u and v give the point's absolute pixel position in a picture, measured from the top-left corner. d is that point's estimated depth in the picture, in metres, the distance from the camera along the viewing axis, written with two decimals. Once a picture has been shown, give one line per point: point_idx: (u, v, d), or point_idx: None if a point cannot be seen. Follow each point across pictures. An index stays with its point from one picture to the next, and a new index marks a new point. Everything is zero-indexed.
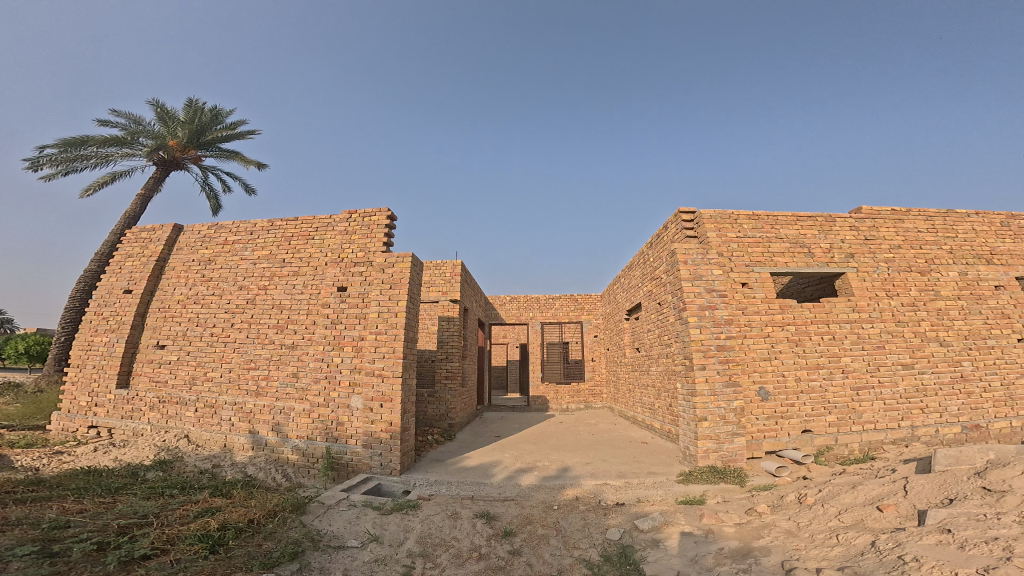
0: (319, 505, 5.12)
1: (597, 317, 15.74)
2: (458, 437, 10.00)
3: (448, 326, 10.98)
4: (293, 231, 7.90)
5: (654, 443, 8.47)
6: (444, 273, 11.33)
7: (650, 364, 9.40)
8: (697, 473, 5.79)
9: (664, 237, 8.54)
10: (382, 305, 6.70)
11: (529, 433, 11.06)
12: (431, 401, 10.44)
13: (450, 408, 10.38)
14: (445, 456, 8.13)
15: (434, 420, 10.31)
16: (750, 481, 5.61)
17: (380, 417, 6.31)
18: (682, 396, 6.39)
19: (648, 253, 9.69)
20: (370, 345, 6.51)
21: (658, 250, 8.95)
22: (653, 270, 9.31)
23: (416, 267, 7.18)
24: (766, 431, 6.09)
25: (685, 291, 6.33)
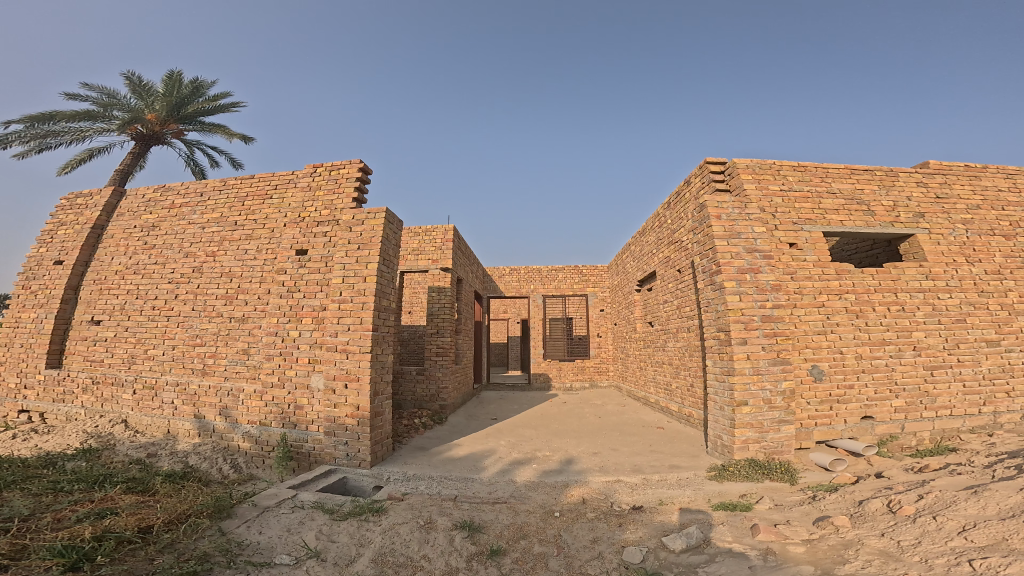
0: (251, 508, 4.11)
1: (604, 292, 14.56)
2: (450, 420, 8.95)
3: (439, 297, 9.67)
4: (249, 191, 6.71)
5: (672, 430, 7.38)
6: (435, 239, 10.07)
7: (667, 341, 8.24)
8: (733, 468, 4.73)
9: (688, 194, 7.25)
10: (347, 269, 5.45)
11: (529, 416, 10.01)
12: (420, 380, 9.36)
13: (441, 389, 9.30)
14: (431, 444, 7.06)
15: (424, 402, 9.27)
16: (803, 478, 4.50)
17: (346, 400, 5.19)
18: (712, 377, 5.24)
19: (665, 216, 8.43)
20: (332, 315, 5.30)
21: (679, 211, 7.66)
22: (671, 235, 8.06)
23: (391, 225, 5.94)
24: (819, 416, 4.98)
25: (719, 251, 5.09)
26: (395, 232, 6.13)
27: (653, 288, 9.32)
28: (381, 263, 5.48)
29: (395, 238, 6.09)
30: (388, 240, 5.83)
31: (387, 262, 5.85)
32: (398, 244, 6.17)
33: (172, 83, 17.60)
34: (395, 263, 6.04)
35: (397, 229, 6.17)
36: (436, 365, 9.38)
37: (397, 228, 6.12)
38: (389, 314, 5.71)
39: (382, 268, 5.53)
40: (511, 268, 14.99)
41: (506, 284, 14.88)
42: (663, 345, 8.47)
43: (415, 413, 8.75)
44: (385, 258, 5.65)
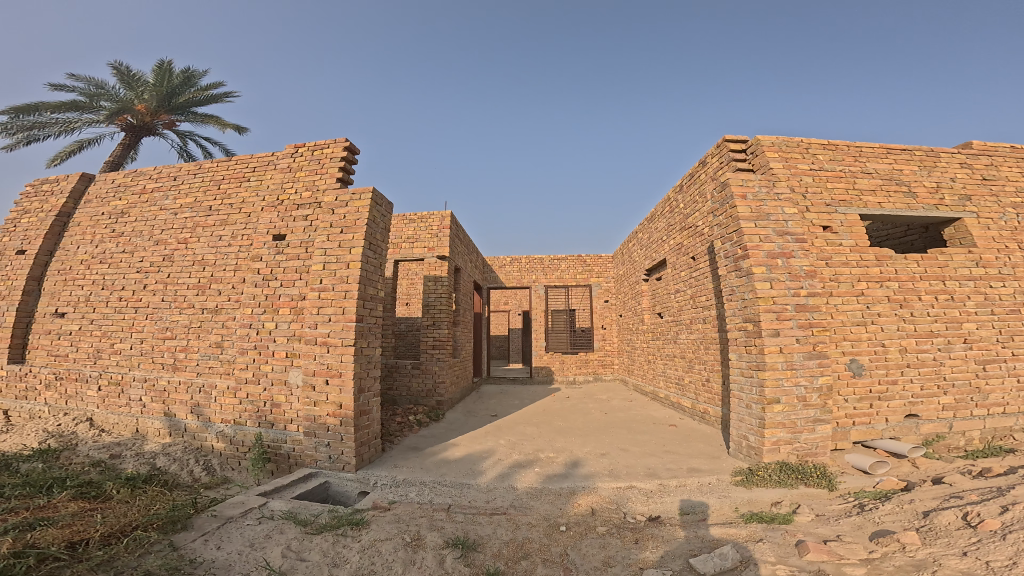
0: (211, 519, 3.66)
1: (608, 282, 14.01)
2: (448, 417, 8.44)
3: (435, 287, 9.14)
4: (225, 173, 6.17)
5: (685, 428, 6.86)
6: (431, 226, 9.43)
7: (679, 333, 7.70)
8: (762, 472, 4.29)
9: (704, 174, 6.66)
10: (328, 254, 4.89)
11: (531, 412, 9.49)
12: (416, 374, 8.82)
13: (438, 384, 8.76)
14: (426, 444, 6.54)
15: (420, 398, 8.76)
16: (842, 483, 4.08)
17: (327, 398, 4.66)
18: (738, 373, 4.73)
19: (677, 200, 7.84)
20: (311, 305, 4.75)
21: (694, 193, 7.07)
22: (684, 220, 7.48)
23: (379, 206, 5.37)
24: (857, 415, 4.49)
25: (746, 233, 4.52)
26: (383, 215, 5.56)
27: (663, 277, 8.75)
28: (366, 247, 4.91)
29: (383, 222, 5.52)
30: (376, 223, 5.26)
31: (375, 247, 5.28)
32: (388, 228, 5.61)
33: (161, 70, 16.94)
34: (384, 249, 5.49)
35: (386, 211, 5.60)
36: (432, 359, 8.86)
37: (385, 210, 5.55)
38: (377, 304, 5.16)
39: (368, 253, 4.96)
40: (512, 257, 14.42)
41: (506, 274, 14.31)
42: (675, 338, 7.93)
43: (411, 409, 8.23)
44: (371, 243, 5.08)
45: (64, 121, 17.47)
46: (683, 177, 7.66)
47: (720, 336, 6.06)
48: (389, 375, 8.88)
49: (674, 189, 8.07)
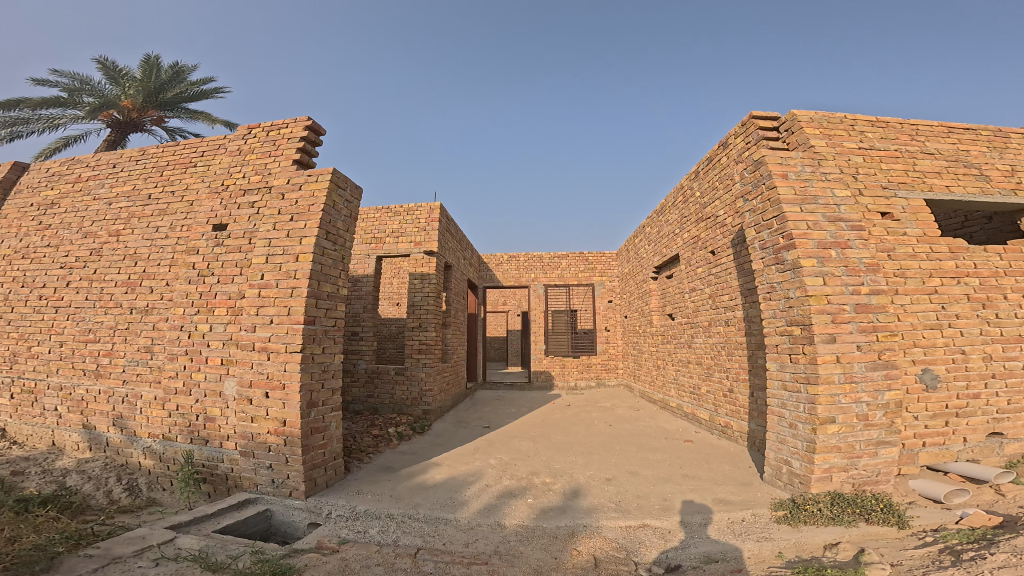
0: (85, 560, 2.72)
1: (612, 282, 13.13)
2: (434, 427, 7.55)
3: (422, 286, 8.09)
4: (170, 159, 5.35)
5: (703, 445, 5.97)
6: (418, 219, 8.36)
7: (695, 336, 6.81)
8: (811, 508, 3.40)
9: (729, 156, 5.79)
10: (273, 244, 4.04)
11: (528, 423, 8.59)
12: (399, 381, 7.75)
13: (425, 391, 7.74)
14: (402, 465, 5.63)
15: (405, 407, 7.71)
16: (915, 520, 3.20)
17: (268, 414, 3.79)
18: (780, 386, 3.86)
19: (691, 189, 6.97)
20: (248, 304, 3.89)
21: (714, 178, 6.19)
22: (701, 209, 6.60)
23: (342, 190, 4.49)
24: (928, 436, 3.70)
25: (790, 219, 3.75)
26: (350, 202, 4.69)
27: (676, 274, 7.87)
28: (323, 237, 4.05)
29: (350, 209, 4.65)
30: (339, 210, 4.39)
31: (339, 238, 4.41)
32: (355, 217, 4.76)
33: (148, 66, 16.22)
34: (352, 241, 4.63)
35: (353, 196, 4.74)
36: (419, 363, 7.81)
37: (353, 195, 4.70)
38: (341, 305, 4.28)
39: (326, 245, 4.09)
40: (510, 256, 13.54)
41: (504, 273, 13.42)
42: (690, 342, 7.02)
43: (392, 420, 7.32)
44: (331, 233, 4.21)
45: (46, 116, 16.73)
46: (699, 162, 6.78)
47: (750, 341, 5.19)
48: (370, 381, 7.78)
49: (688, 177, 7.20)
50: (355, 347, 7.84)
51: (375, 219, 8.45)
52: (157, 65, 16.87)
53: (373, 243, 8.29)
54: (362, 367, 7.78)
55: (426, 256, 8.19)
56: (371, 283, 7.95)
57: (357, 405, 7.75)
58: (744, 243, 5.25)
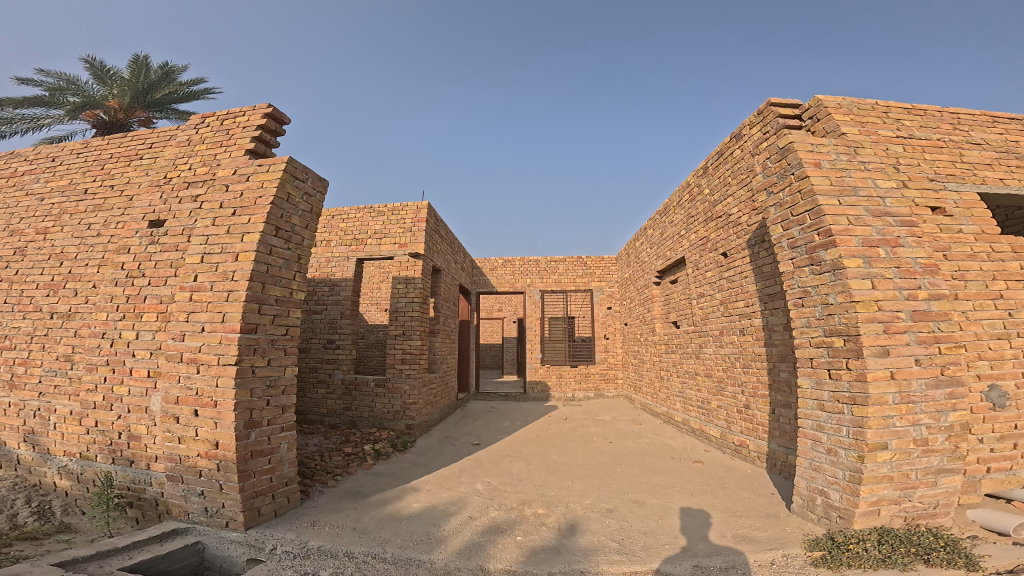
0: None
1: (611, 288, 12.53)
2: (417, 443, 6.88)
3: (406, 291, 7.34)
4: (115, 152, 4.77)
5: (713, 467, 5.35)
6: (404, 218, 7.72)
7: (704, 346, 6.20)
8: (855, 550, 2.74)
9: (745, 148, 5.22)
10: (210, 244, 3.55)
11: (521, 440, 7.88)
12: (380, 394, 7.04)
13: (408, 404, 7.01)
14: (373, 490, 4.96)
15: (386, 421, 7.01)
16: (987, 562, 2.54)
17: (197, 435, 3.21)
18: (815, 406, 3.24)
19: (699, 186, 6.40)
20: (177, 309, 3.34)
21: (726, 173, 5.61)
22: (711, 208, 6.01)
23: (298, 180, 3.97)
24: (992, 461, 3.06)
25: (829, 211, 3.18)
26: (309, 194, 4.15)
27: (681, 279, 7.27)
28: (269, 233, 3.52)
29: (309, 202, 4.12)
30: (292, 203, 3.87)
31: (293, 235, 3.89)
32: (317, 213, 4.23)
33: (135, 65, 15.73)
34: (311, 239, 4.10)
35: (315, 188, 4.21)
36: (402, 373, 7.09)
37: (315, 185, 4.17)
38: (296, 310, 3.70)
39: (274, 242, 3.57)
40: (505, 260, 12.92)
41: (498, 278, 12.80)
42: (698, 352, 6.41)
43: (369, 436, 6.66)
44: (281, 228, 3.68)
45: (26, 116, 16.16)
46: (707, 157, 6.22)
47: (771, 351, 4.60)
48: (347, 393, 7.08)
49: (695, 174, 6.63)
50: (333, 356, 7.14)
51: (357, 219, 7.81)
52: (145, 65, 16.36)
53: (354, 245, 7.65)
54: (340, 378, 7.11)
55: (411, 260, 7.46)
56: (351, 288, 7.32)
57: (333, 418, 7.07)
58: (763, 243, 4.66)
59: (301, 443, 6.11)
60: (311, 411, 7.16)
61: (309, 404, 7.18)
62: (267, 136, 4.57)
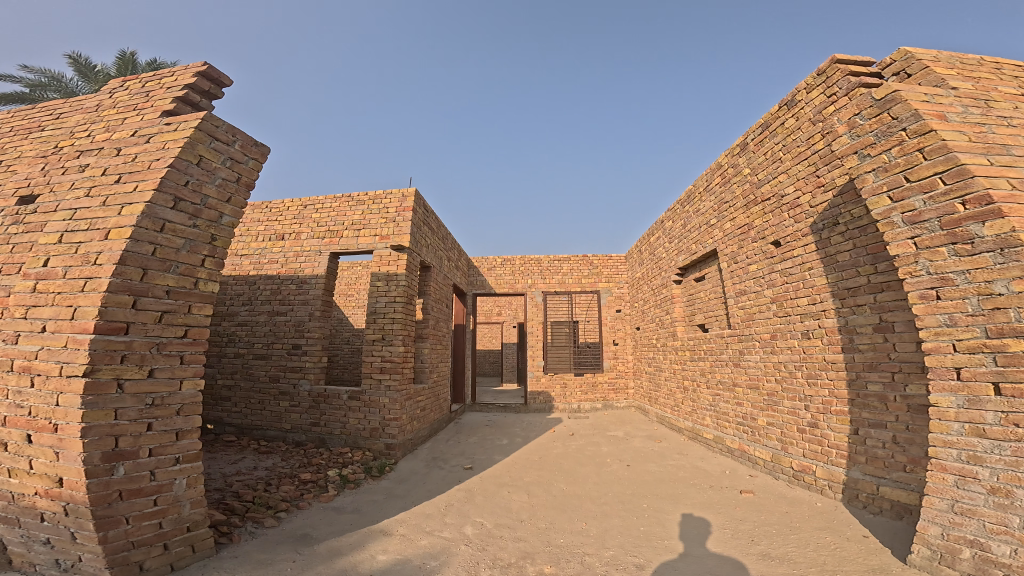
0: None
1: (620, 289, 11.48)
2: (399, 466, 5.77)
3: (386, 290, 6.17)
4: (10, 122, 3.74)
5: (770, 499, 4.32)
6: (386, 207, 6.65)
7: (746, 353, 5.15)
8: None
9: (804, 114, 4.23)
10: (74, 218, 2.63)
11: (526, 463, 6.78)
12: (353, 409, 5.94)
13: (388, 421, 5.88)
14: (327, 532, 3.86)
15: (361, 440, 5.90)
16: None
17: (31, 468, 2.32)
18: (964, 431, 2.42)
19: (736, 166, 5.38)
20: (12, 303, 2.44)
21: (777, 146, 4.60)
22: (754, 188, 4.98)
23: (217, 140, 2.96)
24: None
25: (967, 164, 2.28)
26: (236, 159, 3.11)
27: (711, 275, 6.22)
28: (159, 203, 2.53)
29: (235, 169, 3.08)
30: (204, 167, 2.85)
31: (206, 209, 2.87)
32: (249, 184, 3.20)
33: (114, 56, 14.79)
34: (236, 217, 3.08)
35: (247, 152, 3.18)
36: (381, 385, 5.95)
37: (246, 148, 3.13)
38: (205, 307, 2.81)
39: (170, 215, 2.58)
40: (503, 259, 11.80)
41: (497, 279, 11.67)
42: (737, 361, 5.35)
43: (338, 457, 5.57)
44: (183, 199, 2.68)
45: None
46: (746, 131, 5.21)
47: (853, 358, 3.71)
48: (315, 406, 5.98)
49: (729, 152, 5.60)
50: (299, 364, 6.05)
51: (332, 209, 6.75)
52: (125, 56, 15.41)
53: (328, 238, 6.57)
54: (306, 390, 5.99)
55: (395, 254, 6.32)
56: (324, 287, 6.25)
57: (298, 436, 5.97)
58: (836, 225, 3.74)
59: (250, 468, 5.02)
60: (272, 426, 6.05)
61: (269, 419, 6.06)
62: (196, 97, 3.43)
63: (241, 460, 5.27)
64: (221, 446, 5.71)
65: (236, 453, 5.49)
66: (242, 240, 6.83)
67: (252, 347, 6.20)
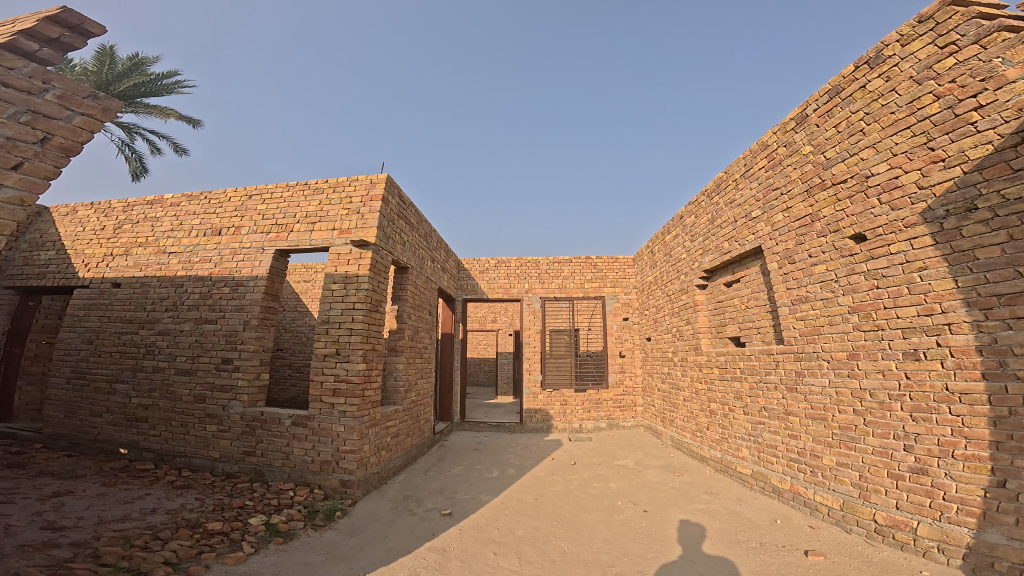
0: None
1: (628, 295, 10.28)
2: (355, 510, 4.43)
3: (341, 293, 4.88)
4: None
5: (854, 566, 3.07)
6: (350, 193, 5.43)
7: (808, 374, 3.96)
8: None
9: (902, 73, 3.23)
10: None
11: (520, 505, 5.46)
12: (301, 438, 4.67)
13: (342, 453, 4.58)
14: None
15: (309, 475, 4.62)
16: None
17: None
18: None
19: (791, 145, 4.30)
20: None
21: (855, 115, 3.58)
22: (819, 170, 3.91)
23: (4, 86, 2.06)
24: None
25: None
26: (46, 115, 2.19)
27: (750, 277, 5.03)
28: None
29: (36, 127, 2.15)
30: None
31: None
32: (64, 148, 2.25)
33: None
34: (26, 191, 2.13)
35: (66, 103, 2.26)
36: (333, 411, 4.63)
37: (63, 98, 2.23)
38: None
39: None
40: (497, 261, 10.57)
41: (489, 282, 10.42)
42: (794, 384, 4.13)
43: (272, 497, 4.32)
44: None
45: None
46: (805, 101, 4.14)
47: (1004, 389, 2.62)
48: (249, 432, 4.74)
49: (779, 127, 4.52)
50: (230, 382, 4.81)
51: (284, 197, 5.56)
52: None
53: (274, 232, 5.36)
54: (238, 413, 4.75)
55: (357, 252, 5.02)
56: (268, 288, 5.04)
57: (227, 466, 4.75)
58: (971, 214, 2.78)
59: (144, 510, 3.78)
60: (197, 454, 4.82)
61: (193, 445, 4.84)
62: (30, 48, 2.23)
63: (139, 498, 4.02)
64: (125, 477, 4.48)
65: (138, 489, 4.25)
66: (173, 235, 5.73)
67: (174, 362, 4.98)
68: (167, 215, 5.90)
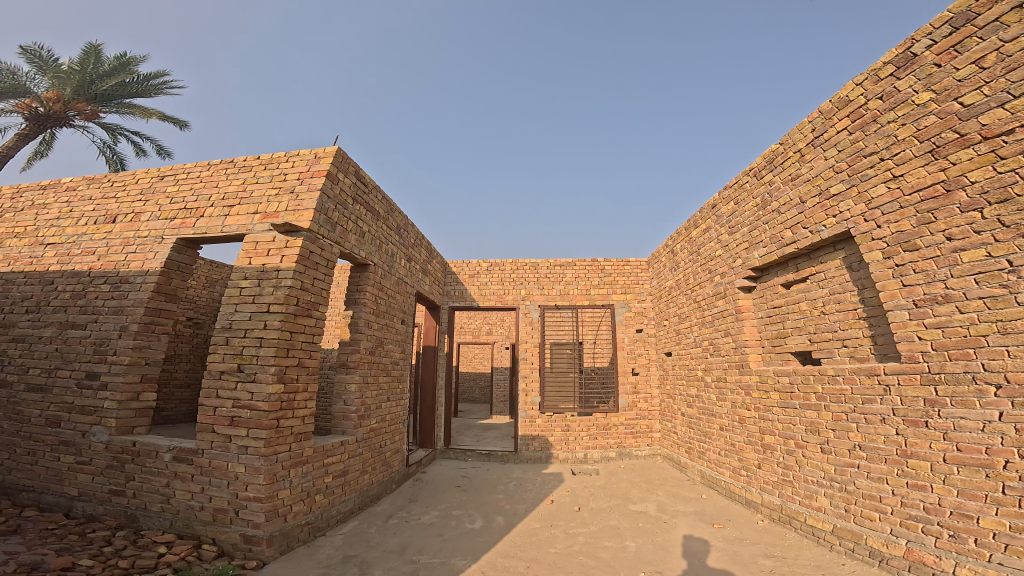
0: None
1: (642, 303, 8.91)
2: None
3: (253, 295, 3.50)
4: None
5: None
6: (284, 169, 4.07)
7: (950, 404, 2.72)
8: None
9: None
10: None
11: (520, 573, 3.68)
12: (187, 480, 3.27)
13: (242, 501, 3.17)
14: None
15: (196, 524, 3.22)
16: None
17: None
18: None
19: (890, 96, 3.15)
20: None
21: (1010, 46, 2.51)
22: (951, 123, 2.76)
23: None
24: None
25: None
26: None
27: (828, 274, 3.75)
28: None
29: None
30: None
31: None
32: None
33: None
34: None
35: None
36: (230, 445, 3.23)
37: None
38: None
39: None
40: (489, 263, 9.20)
41: (480, 287, 9.05)
42: (927, 418, 2.82)
43: (127, 555, 2.89)
44: None
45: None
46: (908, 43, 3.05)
47: None
48: (115, 466, 3.38)
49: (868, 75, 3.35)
50: (94, 404, 3.47)
51: (202, 176, 4.21)
52: None
53: (181, 218, 4.01)
54: (101, 441, 3.40)
55: (282, 240, 3.67)
56: (160, 285, 3.70)
57: (87, 507, 3.38)
58: None
59: None
60: (50, 489, 3.49)
61: (43, 480, 3.51)
62: None
63: None
64: None
65: None
66: (57, 224, 4.35)
67: (25, 376, 3.68)
68: (58, 200, 4.52)
